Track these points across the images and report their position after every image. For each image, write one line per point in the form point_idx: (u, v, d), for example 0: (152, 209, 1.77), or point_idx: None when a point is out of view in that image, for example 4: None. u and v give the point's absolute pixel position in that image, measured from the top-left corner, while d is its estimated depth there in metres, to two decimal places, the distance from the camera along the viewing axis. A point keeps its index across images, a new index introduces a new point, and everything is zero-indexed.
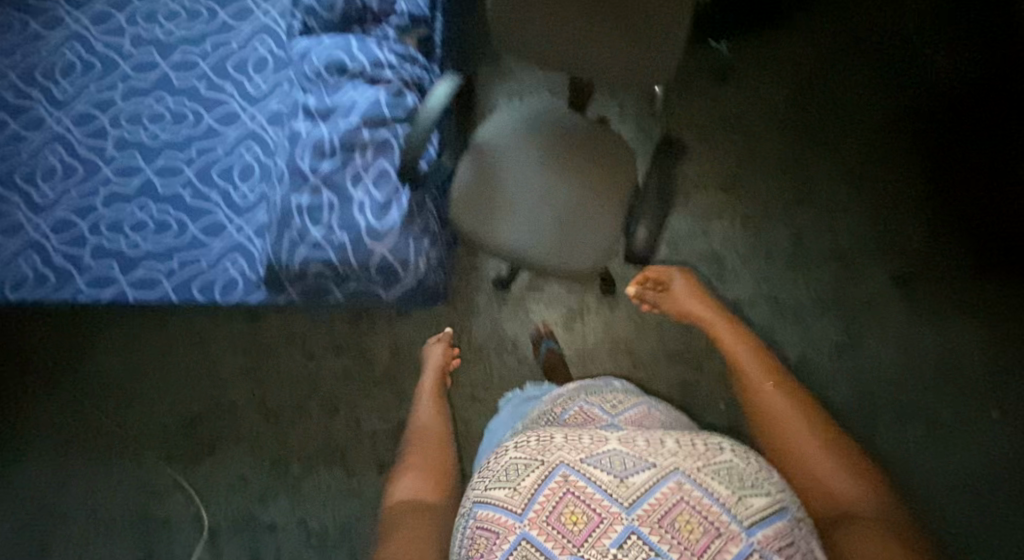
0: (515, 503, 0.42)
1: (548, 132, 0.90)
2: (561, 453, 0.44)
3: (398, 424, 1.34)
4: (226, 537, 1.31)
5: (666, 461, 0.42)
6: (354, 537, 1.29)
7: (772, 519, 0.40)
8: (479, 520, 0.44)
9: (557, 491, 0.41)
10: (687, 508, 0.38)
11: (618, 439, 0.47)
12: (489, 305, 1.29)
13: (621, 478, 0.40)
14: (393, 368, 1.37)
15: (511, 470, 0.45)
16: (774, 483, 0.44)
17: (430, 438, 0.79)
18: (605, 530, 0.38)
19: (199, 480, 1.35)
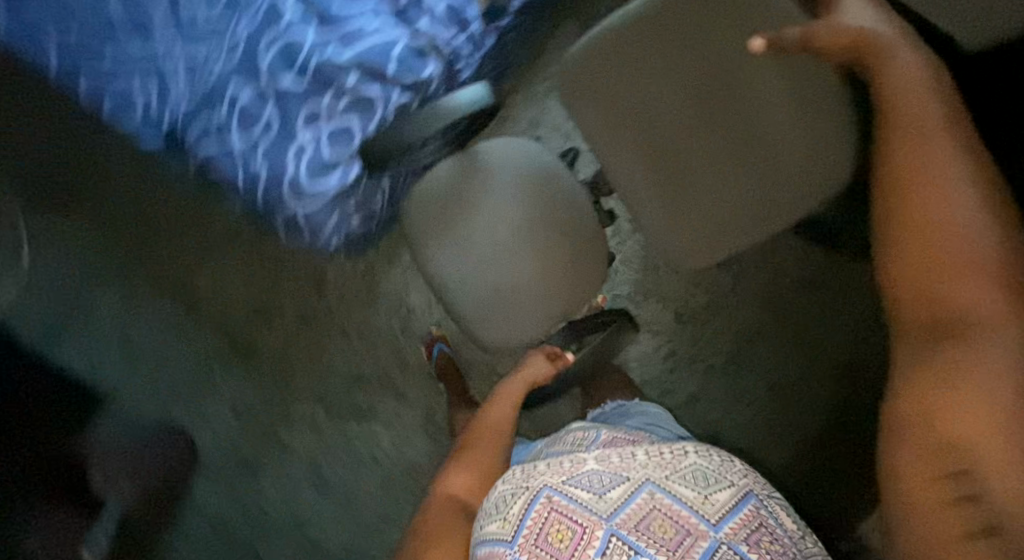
0: (506, 531, 0.57)
1: (554, 206, 0.82)
2: (542, 478, 0.59)
3: (260, 306, 1.26)
4: (38, 302, 1.25)
5: (639, 475, 0.57)
6: (162, 376, 1.26)
7: (736, 508, 0.54)
8: (482, 552, 0.58)
9: (542, 513, 0.56)
10: (661, 515, 0.53)
11: (594, 458, 0.61)
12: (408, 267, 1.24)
13: (600, 496, 0.55)
14: (282, 253, 1.26)
15: (501, 503, 0.61)
16: (737, 473, 0.58)
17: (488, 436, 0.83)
18: (590, 539, 0.53)
19: (37, 235, 1.26)
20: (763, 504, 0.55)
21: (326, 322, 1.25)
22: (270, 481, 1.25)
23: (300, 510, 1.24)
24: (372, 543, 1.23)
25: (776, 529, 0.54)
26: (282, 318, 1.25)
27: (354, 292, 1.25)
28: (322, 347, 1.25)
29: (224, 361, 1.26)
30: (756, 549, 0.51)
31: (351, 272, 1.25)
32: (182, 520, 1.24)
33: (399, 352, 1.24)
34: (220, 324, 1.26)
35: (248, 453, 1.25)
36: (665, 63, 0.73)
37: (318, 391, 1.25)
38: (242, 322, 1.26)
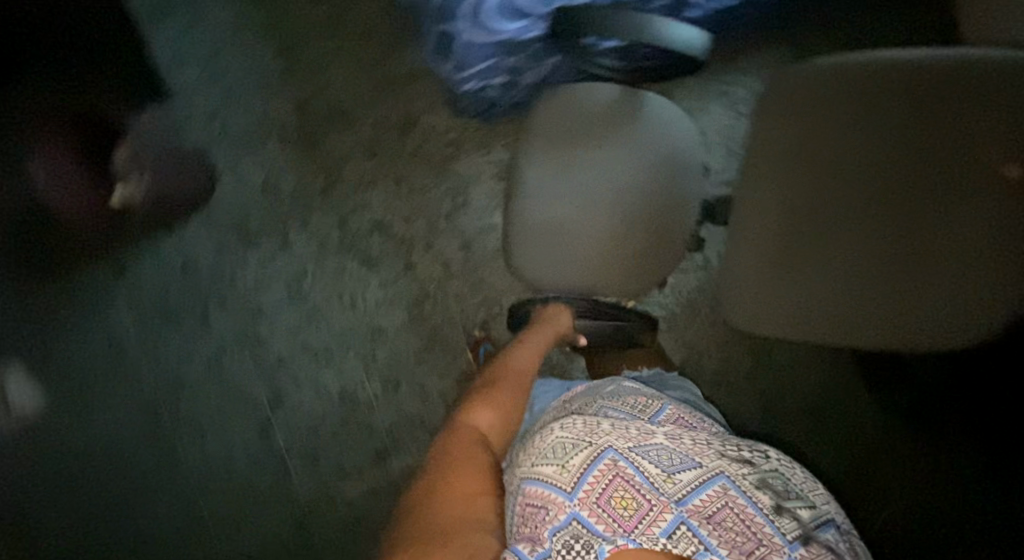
0: (565, 481, 0.56)
1: (661, 189, 0.80)
2: (607, 440, 0.59)
3: (342, 108, 1.20)
4: None
5: (710, 466, 0.57)
6: (220, 110, 1.22)
7: (813, 527, 0.53)
8: (530, 492, 0.57)
9: (607, 473, 0.55)
10: (732, 515, 0.52)
11: (663, 435, 0.62)
12: (492, 167, 1.18)
13: (669, 476, 0.55)
14: (391, 73, 1.17)
15: (557, 450, 0.60)
16: (817, 498, 0.59)
17: (514, 376, 0.86)
18: (655, 517, 0.52)
19: None
20: (839, 533, 0.55)
21: (389, 162, 1.19)
22: (255, 262, 1.25)
23: (265, 303, 1.26)
24: (304, 367, 1.27)
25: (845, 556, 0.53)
26: (355, 131, 1.20)
27: (431, 151, 1.19)
28: (371, 180, 1.20)
29: (280, 135, 1.22)
30: None
31: (440, 136, 1.18)
32: (163, 241, 1.26)
33: (433, 230, 1.20)
34: (297, 98, 1.21)
35: (252, 226, 1.24)
36: (871, 123, 0.59)
37: (343, 216, 1.21)
38: (316, 112, 1.20)
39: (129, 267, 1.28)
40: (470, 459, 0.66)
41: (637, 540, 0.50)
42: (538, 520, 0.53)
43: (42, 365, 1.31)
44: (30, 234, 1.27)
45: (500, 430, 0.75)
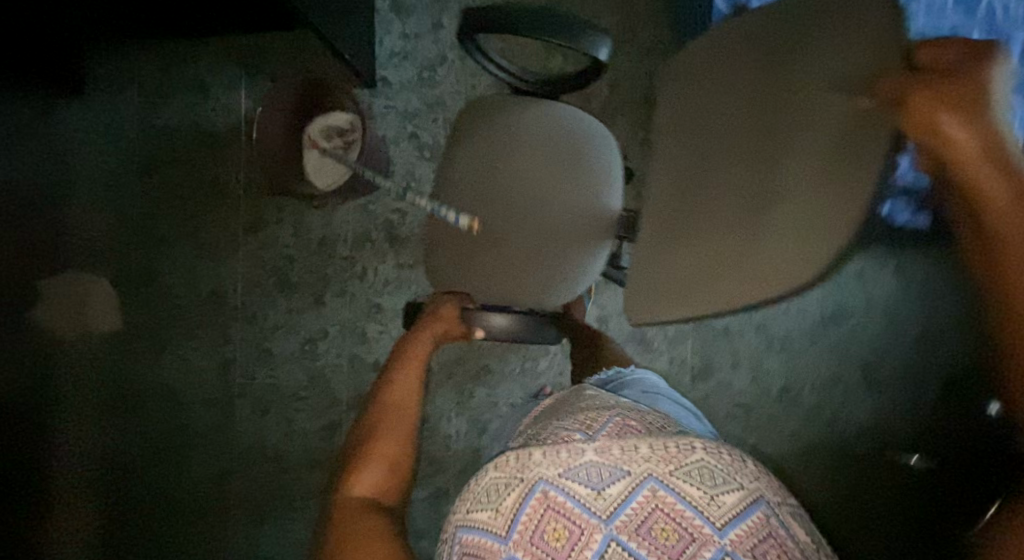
0: (498, 526, 0.48)
1: (562, 175, 0.81)
2: (538, 468, 0.49)
3: None
4: None
5: (640, 469, 0.46)
6: (421, 115, 1.20)
7: (745, 512, 0.44)
8: (466, 543, 0.51)
9: (537, 508, 0.47)
10: (663, 517, 0.44)
11: (592, 447, 0.50)
12: None
13: (599, 490, 0.46)
14: None
15: (491, 492, 0.51)
16: (746, 474, 0.48)
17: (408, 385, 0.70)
18: (586, 541, 0.44)
19: None
20: (775, 512, 0.45)
21: None
22: (392, 265, 1.23)
23: (385, 306, 1.23)
24: None
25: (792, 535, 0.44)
26: None
27: None
28: None
29: None
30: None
31: None
32: (309, 216, 1.23)
33: None
34: None
35: (404, 232, 1.23)
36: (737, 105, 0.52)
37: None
38: None
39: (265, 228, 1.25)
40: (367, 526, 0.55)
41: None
42: None
43: None
44: (182, 162, 1.26)
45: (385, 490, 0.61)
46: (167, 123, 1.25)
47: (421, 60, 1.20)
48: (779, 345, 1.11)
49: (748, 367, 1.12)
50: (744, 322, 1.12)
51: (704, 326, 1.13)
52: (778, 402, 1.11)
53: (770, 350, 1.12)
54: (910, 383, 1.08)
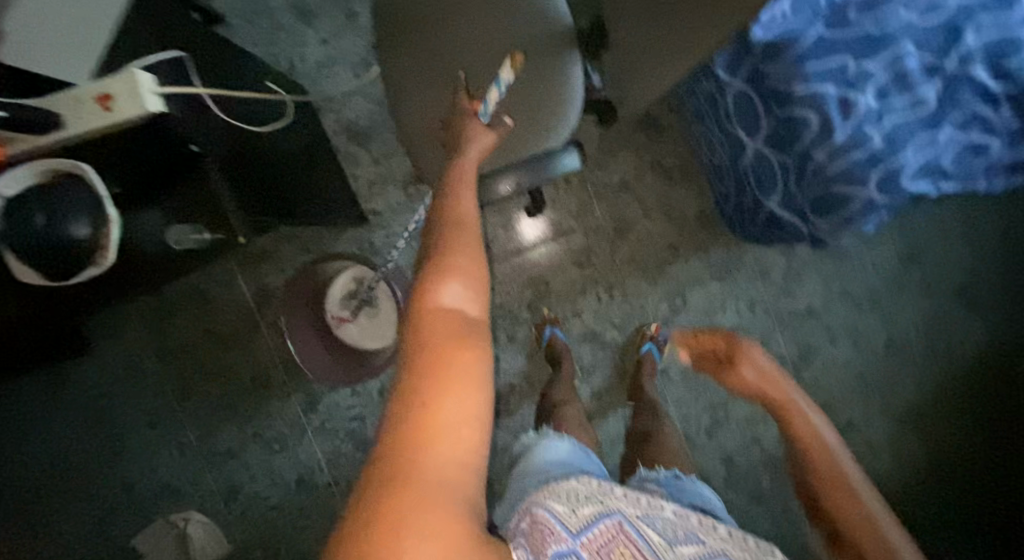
0: (569, 521, 0.41)
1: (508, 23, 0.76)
2: (621, 501, 0.45)
3: (555, 222, 1.13)
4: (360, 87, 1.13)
5: (717, 546, 0.43)
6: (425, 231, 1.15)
7: None
8: (533, 516, 0.43)
9: (612, 533, 0.41)
10: None
11: (678, 507, 0.49)
12: (725, 267, 1.09)
13: (671, 550, 0.40)
14: (613, 183, 1.10)
15: (570, 496, 0.45)
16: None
17: (467, 229, 0.50)
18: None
19: None
20: None
21: (601, 273, 1.13)
22: None
23: None
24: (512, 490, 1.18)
25: None
26: (564, 245, 1.13)
27: (645, 258, 1.11)
28: (581, 289, 1.14)
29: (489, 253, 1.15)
30: None
31: (664, 242, 1.10)
32: None
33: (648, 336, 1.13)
34: (501, 214, 1.14)
35: None
36: None
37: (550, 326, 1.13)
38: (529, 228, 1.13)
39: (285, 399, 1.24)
40: (457, 334, 0.41)
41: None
42: (541, 542, 0.40)
43: (226, 504, 1.24)
44: (213, 371, 1.21)
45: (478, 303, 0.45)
46: (183, 340, 1.20)
47: (401, 177, 1.14)
48: (868, 304, 1.07)
49: (846, 337, 1.08)
50: (825, 296, 1.08)
51: (786, 316, 1.09)
52: (890, 359, 1.07)
53: (861, 312, 1.07)
54: (1008, 288, 1.04)
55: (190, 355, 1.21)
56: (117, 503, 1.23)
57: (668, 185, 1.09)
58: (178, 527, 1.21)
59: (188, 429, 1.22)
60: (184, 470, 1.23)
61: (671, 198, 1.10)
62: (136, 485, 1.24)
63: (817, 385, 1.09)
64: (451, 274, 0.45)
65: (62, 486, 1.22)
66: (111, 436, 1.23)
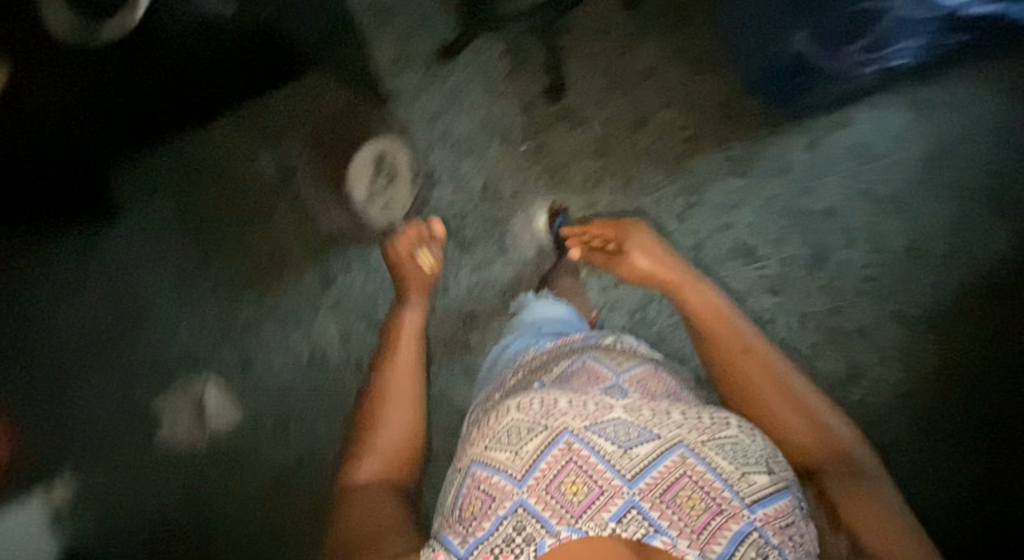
0: (516, 468, 0.51)
1: None
2: (565, 419, 0.53)
3: (576, 107, 1.11)
4: None
5: (669, 435, 0.52)
6: (445, 114, 1.15)
7: (775, 497, 0.49)
8: (477, 477, 0.53)
9: (560, 458, 0.51)
10: (690, 484, 0.48)
11: (622, 407, 0.56)
12: (747, 161, 1.07)
13: (625, 451, 0.50)
14: (636, 72, 1.09)
15: (512, 434, 0.54)
16: (779, 464, 0.53)
17: (388, 426, 0.74)
18: (606, 501, 0.48)
19: None
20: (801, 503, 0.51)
21: (618, 163, 1.10)
22: (469, 269, 1.19)
23: (475, 309, 1.18)
24: None
25: (809, 533, 0.49)
26: (583, 133, 1.11)
27: (666, 149, 1.09)
28: (597, 179, 1.11)
29: (508, 139, 1.14)
30: (788, 543, 0.47)
31: (687, 133, 1.08)
32: (373, 252, 1.21)
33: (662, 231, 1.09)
34: (521, 99, 1.12)
35: (466, 234, 1.18)
36: None
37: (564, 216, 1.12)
38: (549, 114, 1.12)
39: (293, 283, 1.24)
40: (357, 499, 0.64)
41: (586, 529, 0.47)
42: (484, 510, 0.50)
43: (240, 377, 1.28)
44: (233, 248, 1.24)
45: (394, 469, 0.70)
46: (206, 216, 1.25)
47: (423, 57, 1.13)
48: (891, 204, 1.06)
49: (866, 239, 1.07)
50: (846, 196, 1.07)
51: (804, 215, 1.08)
52: (910, 262, 1.05)
53: (880, 214, 1.05)
54: None
55: (212, 228, 1.25)
56: (137, 372, 1.30)
57: (694, 76, 1.07)
58: (196, 391, 1.29)
59: (208, 301, 1.27)
60: (202, 341, 1.28)
61: (696, 89, 1.07)
62: (157, 352, 1.30)
63: (830, 288, 1.08)
64: (377, 453, 0.71)
65: None
66: (137, 302, 1.29)
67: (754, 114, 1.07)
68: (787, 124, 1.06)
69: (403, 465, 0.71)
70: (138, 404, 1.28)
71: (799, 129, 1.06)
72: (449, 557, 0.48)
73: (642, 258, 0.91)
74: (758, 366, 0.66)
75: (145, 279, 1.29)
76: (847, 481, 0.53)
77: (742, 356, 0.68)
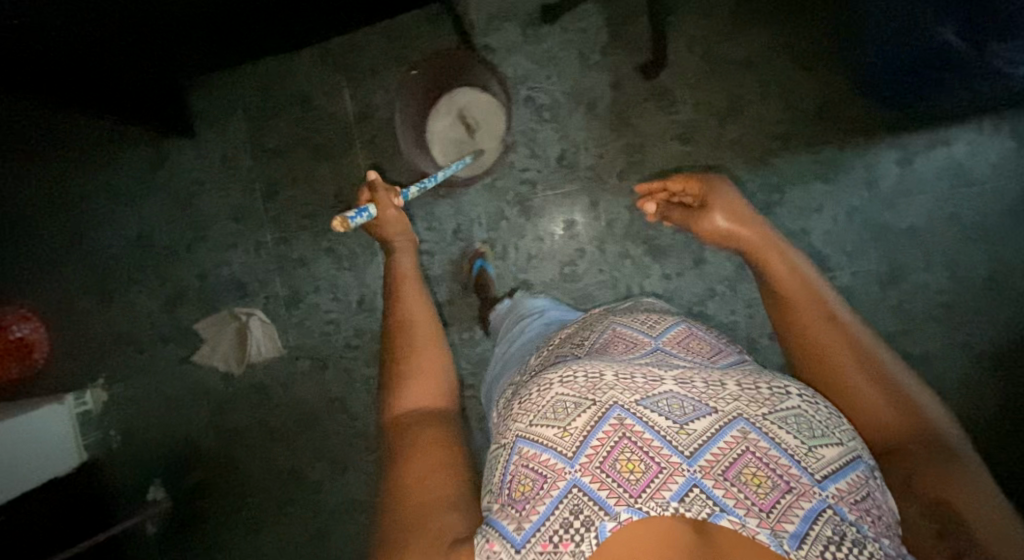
0: (565, 445, 0.41)
1: None
2: (613, 391, 0.43)
3: (668, 89, 1.08)
4: None
5: (728, 408, 0.42)
6: (532, 77, 1.13)
7: (849, 467, 0.41)
8: (518, 455, 0.43)
9: (613, 433, 0.41)
10: (754, 461, 0.40)
11: (671, 378, 0.46)
12: (835, 169, 1.05)
13: (682, 425, 0.41)
14: (737, 61, 1.06)
15: (557, 408, 0.44)
16: (845, 433, 0.44)
17: (418, 343, 0.59)
18: (664, 480, 0.39)
19: None
20: (879, 473, 0.42)
21: (703, 151, 1.08)
22: (531, 238, 1.19)
23: (532, 279, 1.19)
24: None
25: (891, 505, 0.41)
26: (672, 115, 1.09)
27: (753, 144, 1.07)
28: (677, 165, 1.10)
29: (593, 112, 1.12)
30: (876, 525, 0.38)
31: (778, 131, 1.06)
32: (439, 207, 1.21)
33: None
34: (614, 72, 1.10)
35: (534, 201, 1.17)
36: None
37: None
38: (639, 92, 1.09)
39: (353, 226, 1.24)
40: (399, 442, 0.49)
41: (646, 509, 0.38)
42: (529, 495, 0.40)
43: (286, 311, 1.29)
44: (300, 182, 1.24)
45: (433, 398, 0.55)
46: (277, 144, 1.24)
47: (523, 15, 1.11)
48: (978, 233, 1.02)
49: (946, 265, 1.03)
50: (933, 218, 1.03)
51: (886, 231, 1.05)
52: (987, 295, 1.02)
53: (967, 240, 1.03)
54: None
55: (280, 159, 1.24)
56: (188, 291, 1.31)
57: (796, 72, 1.04)
58: (240, 320, 1.29)
59: (266, 230, 1.27)
60: (254, 271, 1.29)
61: (796, 86, 1.05)
62: (208, 274, 1.30)
63: (900, 310, 1.05)
64: (418, 376, 0.56)
65: (149, 260, 1.32)
66: (195, 223, 1.29)
67: (851, 121, 1.04)
68: (886, 136, 1.02)
69: (443, 393, 0.56)
70: (189, 325, 1.32)
71: (896, 143, 1.02)
72: (503, 549, 0.38)
73: (714, 214, 0.64)
74: (841, 342, 0.51)
75: (205, 201, 1.28)
76: (938, 473, 0.41)
77: (822, 323, 0.52)
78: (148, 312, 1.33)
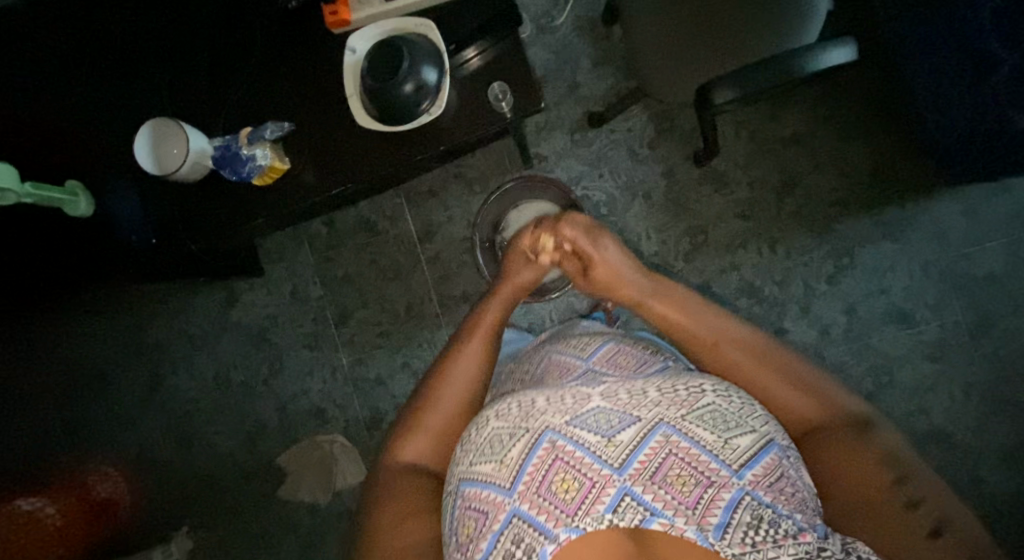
0: (503, 477, 0.44)
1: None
2: (544, 417, 0.46)
3: (724, 172, 1.11)
4: (535, 39, 1.16)
5: (651, 415, 0.45)
6: (586, 176, 1.14)
7: (761, 454, 0.43)
8: (463, 496, 0.46)
9: (546, 458, 0.43)
10: (679, 463, 0.42)
11: (599, 393, 0.48)
12: (902, 227, 1.06)
13: (610, 438, 0.43)
14: (787, 138, 1.10)
15: (494, 443, 0.47)
16: (757, 418, 0.46)
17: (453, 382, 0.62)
18: (598, 494, 0.41)
19: None
20: (789, 457, 0.44)
21: (765, 225, 1.10)
22: None
23: None
24: None
25: (803, 484, 0.44)
26: (729, 195, 1.11)
27: (815, 212, 1.09)
28: (743, 241, 1.10)
29: (652, 202, 1.13)
30: (787, 504, 0.40)
31: (838, 198, 1.08)
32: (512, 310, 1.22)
33: (812, 293, 1.08)
34: (665, 163, 1.13)
35: None
36: None
37: (707, 278, 1.11)
38: (695, 178, 1.12)
39: (427, 340, 1.25)
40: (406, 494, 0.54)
41: (583, 526, 0.41)
42: (475, 532, 0.43)
43: (368, 432, 1.28)
44: (371, 303, 1.27)
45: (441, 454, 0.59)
46: (345, 271, 1.28)
47: (569, 122, 1.15)
48: None
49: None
50: (1008, 261, 1.04)
51: (964, 280, 1.05)
52: None
53: None
54: None
55: (350, 286, 1.28)
56: (268, 425, 1.31)
57: (842, 141, 1.08)
58: (323, 449, 1.28)
59: (341, 354, 1.29)
60: (333, 396, 1.29)
61: (845, 154, 1.08)
62: (287, 404, 1.30)
63: (999, 355, 1.04)
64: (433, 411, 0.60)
65: (226, 398, 1.32)
66: (272, 357, 1.31)
67: (910, 181, 1.06)
68: (946, 190, 1.05)
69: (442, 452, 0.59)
70: (270, 460, 1.30)
71: (957, 195, 1.05)
72: None
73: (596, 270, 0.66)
74: (758, 367, 0.52)
75: (280, 334, 1.31)
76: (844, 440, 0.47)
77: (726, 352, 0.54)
78: (228, 452, 1.31)
